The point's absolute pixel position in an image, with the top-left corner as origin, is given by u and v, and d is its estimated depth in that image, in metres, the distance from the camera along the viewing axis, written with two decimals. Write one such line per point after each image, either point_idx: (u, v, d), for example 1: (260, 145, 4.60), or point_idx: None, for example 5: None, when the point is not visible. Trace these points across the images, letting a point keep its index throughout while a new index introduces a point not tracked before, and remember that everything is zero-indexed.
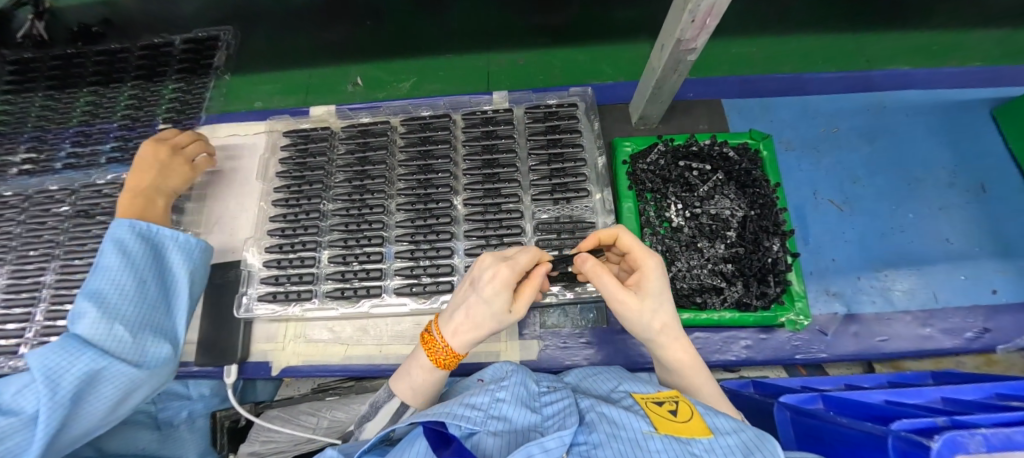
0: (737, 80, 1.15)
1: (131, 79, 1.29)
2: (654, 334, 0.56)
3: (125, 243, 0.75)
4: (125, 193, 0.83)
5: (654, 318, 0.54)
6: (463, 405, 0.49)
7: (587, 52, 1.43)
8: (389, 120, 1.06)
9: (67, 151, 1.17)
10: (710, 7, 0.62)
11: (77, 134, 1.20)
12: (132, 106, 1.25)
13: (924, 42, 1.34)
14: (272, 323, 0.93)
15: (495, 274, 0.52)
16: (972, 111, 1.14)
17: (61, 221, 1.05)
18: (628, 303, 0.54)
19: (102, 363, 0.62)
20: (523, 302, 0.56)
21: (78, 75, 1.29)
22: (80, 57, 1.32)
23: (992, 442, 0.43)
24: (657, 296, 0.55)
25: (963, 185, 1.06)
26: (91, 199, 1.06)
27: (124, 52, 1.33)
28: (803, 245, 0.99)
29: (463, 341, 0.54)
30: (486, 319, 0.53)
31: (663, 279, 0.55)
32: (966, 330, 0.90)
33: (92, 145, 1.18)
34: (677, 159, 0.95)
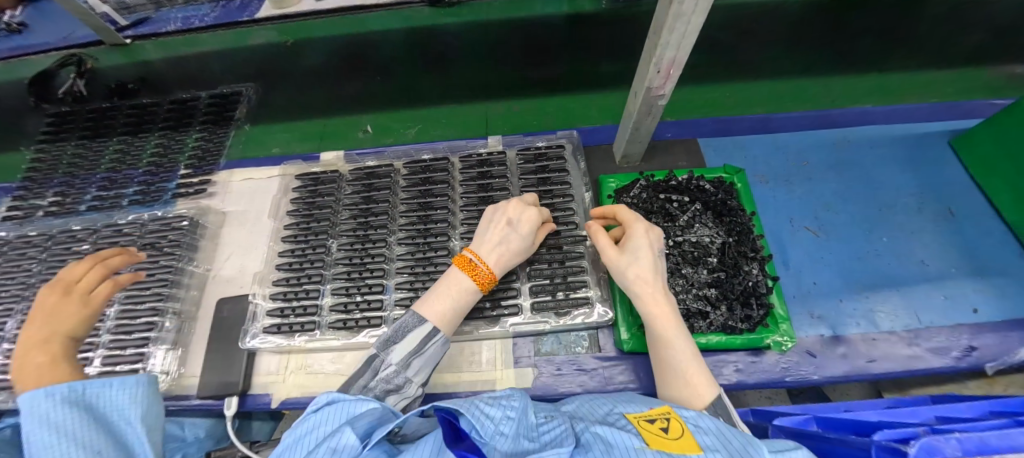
0: (710, 122, 1.26)
1: (158, 129, 1.41)
2: (636, 284, 0.71)
3: (49, 421, 0.60)
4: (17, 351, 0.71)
5: (630, 268, 0.71)
6: (480, 411, 0.52)
7: (577, 99, 1.56)
8: (393, 163, 1.16)
9: (94, 195, 1.27)
10: (671, 60, 0.72)
11: (104, 180, 1.30)
12: (156, 154, 1.35)
13: (883, 85, 1.46)
14: (274, 356, 0.95)
15: (531, 216, 0.81)
16: (932, 143, 1.23)
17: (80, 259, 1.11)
18: (613, 254, 0.74)
19: None
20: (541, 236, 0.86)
21: (109, 126, 1.42)
22: (113, 111, 1.46)
23: (966, 445, 0.46)
24: (636, 252, 0.72)
25: (931, 210, 1.13)
26: (111, 238, 1.13)
27: (154, 106, 1.46)
28: (784, 270, 1.04)
29: (503, 269, 0.78)
30: (521, 251, 0.81)
31: (643, 241, 0.73)
32: (952, 349, 0.92)
33: (117, 189, 1.28)
34: (658, 192, 1.02)
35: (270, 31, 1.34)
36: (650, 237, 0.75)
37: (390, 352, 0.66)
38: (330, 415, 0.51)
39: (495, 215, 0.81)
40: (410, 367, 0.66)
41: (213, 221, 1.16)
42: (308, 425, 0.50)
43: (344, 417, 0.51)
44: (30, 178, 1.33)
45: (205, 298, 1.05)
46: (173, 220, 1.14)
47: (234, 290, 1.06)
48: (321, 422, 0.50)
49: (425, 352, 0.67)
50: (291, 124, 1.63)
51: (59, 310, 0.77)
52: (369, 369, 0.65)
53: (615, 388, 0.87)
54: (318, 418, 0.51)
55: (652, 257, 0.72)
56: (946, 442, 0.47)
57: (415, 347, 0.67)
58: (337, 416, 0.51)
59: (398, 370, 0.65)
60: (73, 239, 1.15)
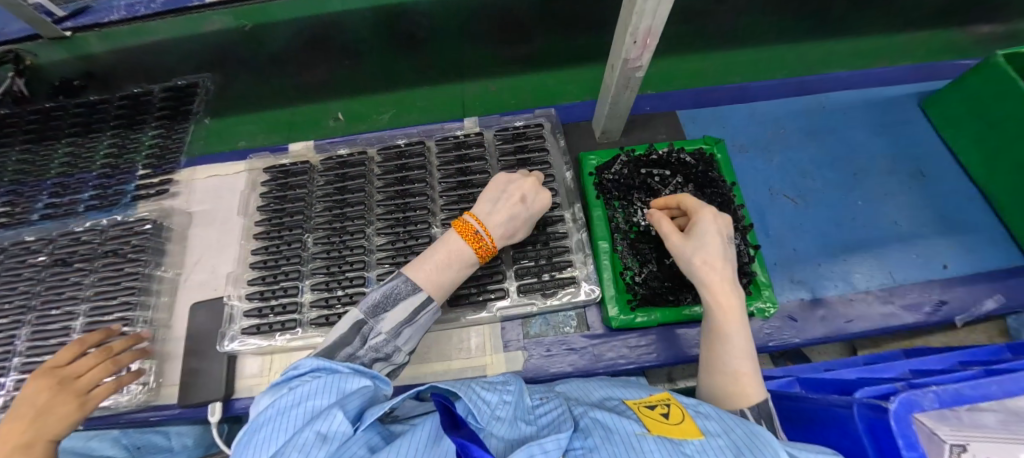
0: (688, 93, 1.25)
1: (110, 128, 1.32)
2: (700, 273, 0.64)
3: None
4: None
5: (695, 256, 0.65)
6: (477, 395, 0.52)
7: (554, 76, 1.52)
8: (366, 151, 1.11)
9: (45, 202, 1.18)
10: (648, 29, 0.70)
11: (55, 185, 1.21)
12: (112, 155, 1.27)
13: (857, 49, 1.47)
14: (256, 357, 0.92)
15: (543, 198, 0.80)
16: (904, 105, 1.25)
17: (37, 271, 1.04)
18: (677, 241, 0.69)
19: None
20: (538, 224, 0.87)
21: (55, 128, 1.32)
22: (59, 110, 1.35)
23: (943, 398, 0.45)
24: (704, 240, 0.66)
25: (903, 172, 1.15)
26: (69, 247, 1.06)
27: (103, 103, 1.36)
28: (765, 238, 1.06)
29: (503, 244, 0.77)
30: (523, 229, 0.79)
31: (713, 228, 0.66)
32: (925, 304, 0.96)
33: (70, 195, 1.19)
34: (639, 167, 1.01)
35: (224, 15, 1.25)
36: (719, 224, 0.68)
37: (380, 320, 0.63)
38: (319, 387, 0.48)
39: (509, 189, 0.78)
40: (399, 336, 0.64)
41: (178, 222, 1.10)
42: (293, 396, 0.47)
43: (333, 391, 0.48)
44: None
45: (178, 303, 1.01)
46: (135, 224, 1.08)
47: (208, 293, 1.02)
48: (309, 394, 0.47)
49: (416, 321, 0.66)
50: (255, 115, 1.53)
51: (51, 411, 0.72)
52: (357, 336, 0.62)
53: (605, 365, 0.88)
54: (305, 389, 0.48)
55: (721, 246, 0.65)
56: (923, 395, 0.46)
57: (407, 316, 0.65)
58: (325, 389, 0.48)
59: (388, 339, 0.63)
60: (26, 251, 1.07)
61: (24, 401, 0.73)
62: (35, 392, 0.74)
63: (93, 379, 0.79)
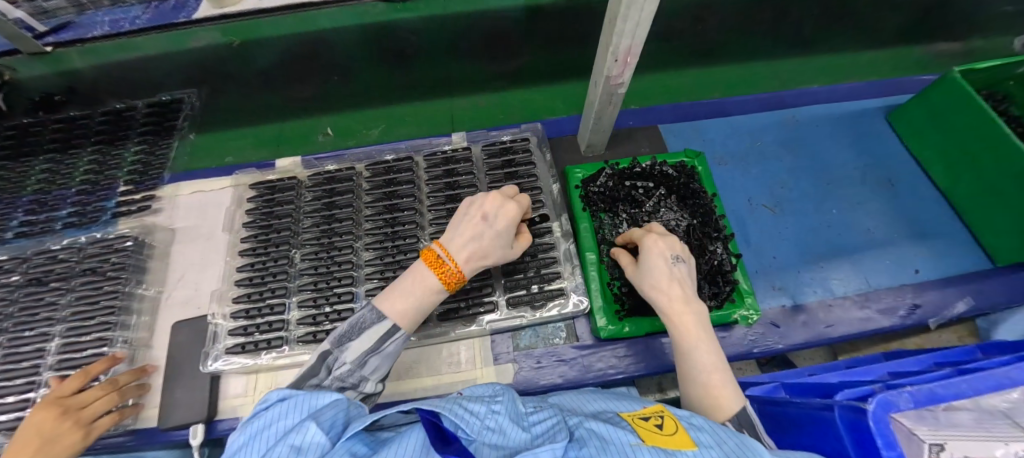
0: (669, 108, 1.29)
1: (91, 144, 1.29)
2: (653, 297, 0.70)
3: None
4: None
5: (644, 282, 0.72)
6: (463, 409, 0.51)
7: (542, 91, 1.54)
8: (354, 166, 1.11)
9: (20, 220, 1.15)
10: (628, 48, 0.73)
11: (32, 203, 1.18)
12: (92, 171, 1.24)
13: (828, 65, 1.54)
14: (241, 377, 0.90)
15: (507, 213, 0.72)
16: (872, 119, 1.31)
17: (9, 291, 1.01)
18: (633, 271, 0.77)
19: None
20: (520, 243, 0.78)
21: (33, 144, 1.29)
22: (37, 126, 1.32)
23: (917, 398, 0.47)
24: (649, 264, 0.72)
25: (874, 181, 1.21)
26: (45, 266, 1.03)
27: (84, 119, 1.34)
28: (746, 247, 1.09)
29: (472, 268, 0.69)
30: (493, 249, 0.71)
31: (654, 251, 0.73)
32: (899, 308, 1.00)
33: (47, 212, 1.16)
34: (623, 180, 1.03)
35: (211, 31, 1.25)
36: (665, 246, 0.74)
37: (345, 350, 0.62)
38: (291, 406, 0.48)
39: (471, 208, 0.72)
40: (365, 366, 0.63)
41: (161, 239, 1.08)
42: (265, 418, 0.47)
43: (305, 409, 0.48)
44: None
45: (160, 323, 0.98)
46: (115, 241, 1.05)
47: (191, 311, 0.99)
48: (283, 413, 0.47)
49: (383, 350, 0.64)
50: (242, 130, 1.50)
51: (57, 440, 0.72)
52: (322, 366, 0.62)
53: (594, 375, 0.89)
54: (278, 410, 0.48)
55: (665, 266, 0.70)
56: (899, 396, 0.48)
57: (372, 345, 0.63)
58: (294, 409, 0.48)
59: (353, 369, 0.62)
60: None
61: (30, 426, 0.72)
62: (42, 418, 0.73)
63: (102, 405, 0.78)
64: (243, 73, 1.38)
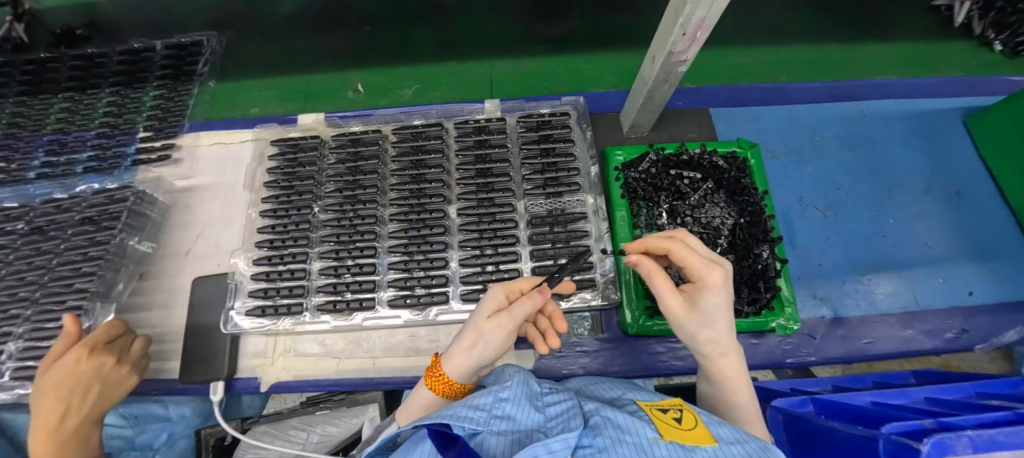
0: (724, 89, 1.18)
1: (109, 85, 1.25)
2: (704, 348, 0.52)
3: None
4: (51, 435, 0.65)
5: (701, 335, 0.51)
6: (467, 406, 0.49)
7: (591, 60, 1.38)
8: (380, 129, 1.05)
9: (38, 161, 1.12)
10: (700, 22, 0.62)
11: (52, 143, 1.15)
12: (111, 113, 1.20)
13: (911, 52, 1.36)
14: (261, 336, 0.91)
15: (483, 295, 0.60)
16: (946, 119, 1.18)
17: (13, 239, 0.97)
18: (678, 309, 0.51)
19: None
20: (507, 313, 0.54)
21: (52, 80, 1.25)
22: (55, 61, 1.28)
23: (978, 443, 0.41)
24: (714, 315, 0.49)
25: (940, 191, 1.10)
26: (49, 215, 0.99)
27: (102, 57, 1.29)
28: (791, 250, 1.02)
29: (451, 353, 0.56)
30: (472, 330, 0.55)
31: (724, 299, 0.49)
32: (946, 331, 0.93)
33: (67, 154, 1.13)
34: (668, 167, 0.96)
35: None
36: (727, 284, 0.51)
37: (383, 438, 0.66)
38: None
39: None
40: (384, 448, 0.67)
41: (183, 192, 1.06)
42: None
43: None
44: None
45: (180, 278, 0.98)
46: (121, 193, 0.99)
47: (211, 268, 0.99)
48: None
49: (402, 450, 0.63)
50: (264, 82, 1.39)
51: (115, 385, 0.74)
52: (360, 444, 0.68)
53: (615, 370, 0.87)
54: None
55: (729, 314, 0.51)
56: (956, 439, 0.42)
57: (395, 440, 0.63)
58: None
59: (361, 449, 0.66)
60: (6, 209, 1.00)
61: (87, 372, 0.70)
62: (96, 366, 0.72)
63: (140, 353, 0.82)
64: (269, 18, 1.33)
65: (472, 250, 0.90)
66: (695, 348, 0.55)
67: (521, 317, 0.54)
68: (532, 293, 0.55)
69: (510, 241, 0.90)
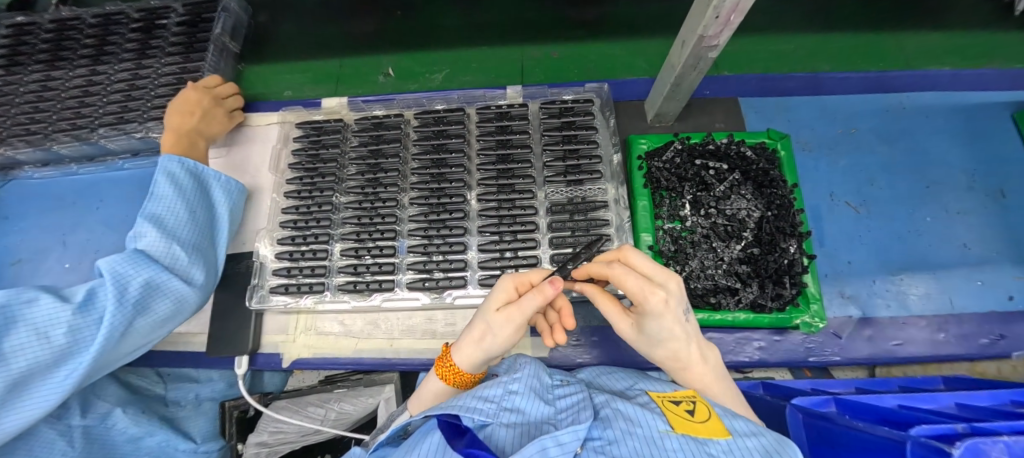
0: (755, 79, 1.14)
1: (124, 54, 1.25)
2: (666, 361, 0.56)
3: (177, 176, 0.89)
4: (173, 131, 0.97)
5: (657, 350, 0.54)
6: (477, 397, 0.50)
7: (623, 46, 1.34)
8: (403, 113, 1.05)
9: (123, 49, 1.26)
10: (736, 4, 0.59)
11: (110, 117, 1.16)
12: (124, 85, 1.21)
13: (961, 44, 1.28)
14: (284, 315, 0.93)
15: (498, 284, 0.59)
16: (993, 114, 1.12)
17: (90, 120, 1.16)
18: (628, 329, 0.55)
19: (165, 279, 0.77)
20: (515, 308, 0.53)
21: (69, 51, 1.26)
22: (72, 29, 1.29)
23: (1016, 450, 0.38)
24: (661, 336, 0.51)
25: (982, 190, 1.04)
26: (139, 22, 1.29)
27: (119, 15, 1.31)
28: (819, 247, 0.99)
29: (461, 344, 0.58)
30: (481, 320, 0.56)
31: (667, 321, 0.49)
32: (981, 336, 0.89)
33: (122, 129, 1.14)
34: (693, 157, 0.94)
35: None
36: (672, 303, 0.49)
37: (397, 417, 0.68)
38: (159, 204, 0.84)
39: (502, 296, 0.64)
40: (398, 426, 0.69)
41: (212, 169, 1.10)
42: (18, 340, 0.65)
43: None
44: (27, 98, 1.20)
45: None
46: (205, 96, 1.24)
47: (237, 246, 1.01)
48: (169, 214, 0.84)
49: None
50: (301, 65, 1.39)
51: (212, 119, 1.04)
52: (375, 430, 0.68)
53: (632, 363, 0.86)
54: (117, 269, 0.74)
55: (681, 330, 0.50)
56: (991, 445, 0.39)
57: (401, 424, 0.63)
58: (150, 237, 0.80)
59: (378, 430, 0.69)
60: (90, 82, 1.21)
61: (193, 102, 1.01)
62: (199, 100, 1.02)
63: (233, 105, 1.11)
64: (313, 6, 1.47)
65: (491, 236, 0.90)
66: (663, 363, 0.58)
67: (529, 312, 0.53)
68: (539, 286, 0.52)
69: (530, 228, 0.89)
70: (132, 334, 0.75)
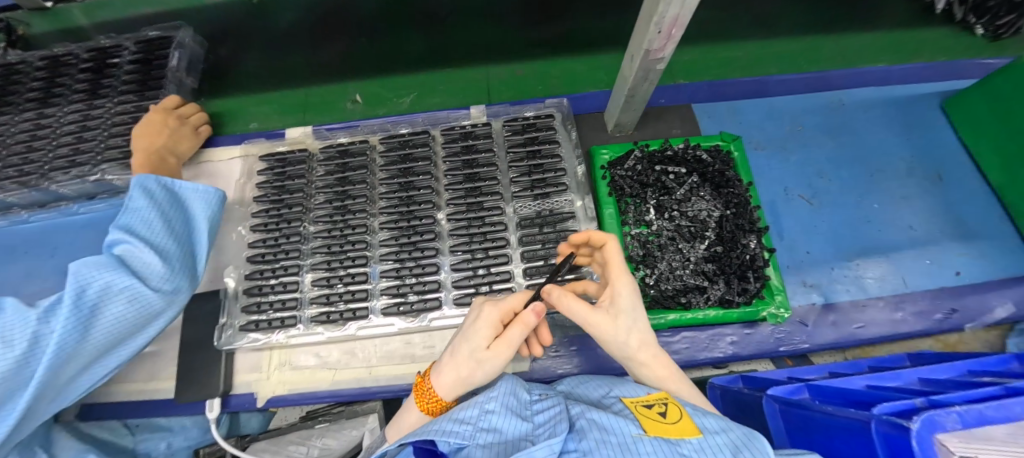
0: (705, 85, 1.20)
1: (73, 95, 1.22)
2: (634, 352, 0.59)
3: (156, 188, 0.87)
4: (142, 151, 0.96)
5: (631, 336, 0.57)
6: (453, 420, 0.50)
7: (583, 60, 1.39)
8: (368, 139, 1.05)
9: (72, 91, 1.22)
10: (674, 19, 0.64)
11: (64, 162, 1.13)
12: (76, 128, 1.18)
13: (891, 43, 1.39)
14: (255, 352, 0.90)
15: (481, 315, 0.58)
16: (924, 104, 1.21)
17: (42, 166, 1.12)
18: (603, 320, 0.57)
19: (130, 284, 0.75)
20: (505, 342, 0.56)
21: (15, 97, 1.22)
22: (18, 73, 1.25)
23: (967, 417, 0.38)
24: (633, 314, 0.58)
25: (921, 175, 1.12)
26: (89, 62, 1.25)
27: (68, 56, 1.27)
28: (779, 240, 1.03)
29: (445, 381, 0.58)
30: (467, 356, 0.56)
31: (636, 295, 0.59)
32: (935, 312, 0.95)
33: (78, 173, 1.11)
34: (653, 164, 0.98)
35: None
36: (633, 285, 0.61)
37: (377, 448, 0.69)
38: (134, 215, 0.83)
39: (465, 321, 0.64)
40: None
41: None
42: None
43: None
44: None
45: None
46: None
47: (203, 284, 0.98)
48: (143, 224, 0.82)
49: None
50: (265, 97, 1.39)
51: (179, 137, 1.04)
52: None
53: (611, 369, 0.88)
54: (83, 273, 0.74)
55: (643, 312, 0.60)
56: (944, 414, 0.39)
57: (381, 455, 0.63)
58: (119, 249, 0.79)
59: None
60: (39, 126, 1.18)
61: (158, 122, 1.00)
62: (164, 120, 1.03)
63: (197, 122, 1.11)
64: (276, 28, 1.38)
65: (463, 254, 0.91)
66: (629, 358, 0.60)
67: (517, 343, 0.56)
68: (525, 317, 0.55)
69: (501, 244, 0.91)
70: (96, 339, 0.74)
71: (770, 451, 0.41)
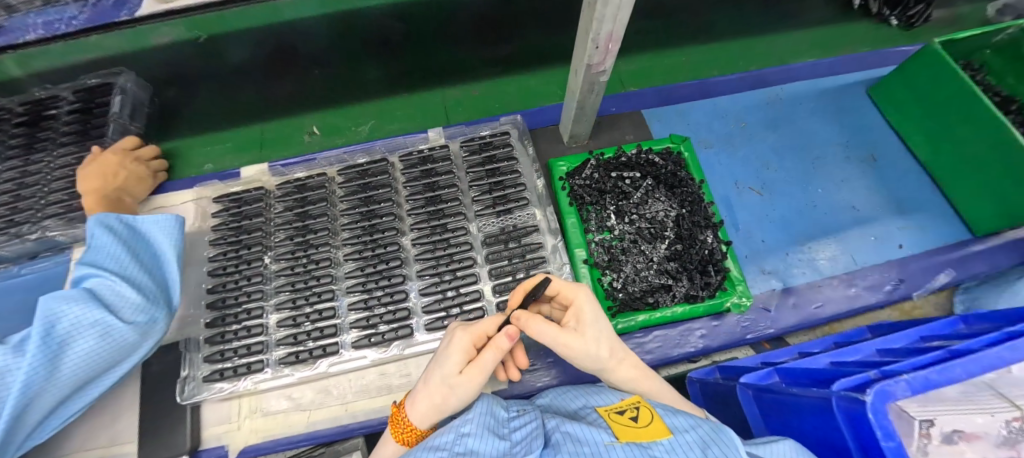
0: (651, 92, 1.25)
1: (7, 152, 1.15)
2: (606, 360, 0.61)
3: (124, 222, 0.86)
4: (96, 190, 0.93)
5: (602, 346, 0.60)
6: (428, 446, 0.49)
7: (537, 76, 1.44)
8: (326, 171, 1.04)
9: (6, 147, 1.16)
10: (609, 34, 0.67)
11: (1, 222, 1.06)
12: (14, 185, 1.12)
13: (819, 38, 1.50)
14: (222, 403, 0.85)
15: (454, 340, 0.59)
16: (853, 92, 1.30)
17: None
18: (573, 337, 0.60)
19: (104, 319, 0.74)
20: (477, 366, 0.56)
21: None
22: None
23: (914, 383, 0.38)
24: (598, 324, 0.61)
25: (857, 158, 1.20)
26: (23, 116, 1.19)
27: None
28: (735, 232, 1.08)
29: (419, 411, 0.57)
30: (440, 382, 0.56)
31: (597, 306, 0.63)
32: (885, 284, 1.01)
33: (17, 232, 1.05)
34: (609, 170, 1.01)
35: (173, 26, 1.04)
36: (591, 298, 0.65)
37: None
38: (104, 250, 0.82)
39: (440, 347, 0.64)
40: None
41: None
42: None
43: None
44: None
45: None
46: None
47: None
48: (112, 258, 0.81)
49: None
50: (220, 135, 1.39)
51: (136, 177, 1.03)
52: None
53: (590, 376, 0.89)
54: (54, 310, 0.73)
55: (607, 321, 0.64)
56: (895, 384, 0.39)
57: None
58: (90, 284, 0.78)
59: None
60: None
61: (114, 163, 0.99)
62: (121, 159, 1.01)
63: (156, 167, 1.12)
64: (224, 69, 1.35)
65: (431, 278, 0.91)
66: (603, 367, 0.62)
67: (490, 368, 0.56)
68: (497, 341, 0.56)
69: (468, 263, 0.91)
70: (70, 375, 0.72)
71: (736, 445, 0.43)
